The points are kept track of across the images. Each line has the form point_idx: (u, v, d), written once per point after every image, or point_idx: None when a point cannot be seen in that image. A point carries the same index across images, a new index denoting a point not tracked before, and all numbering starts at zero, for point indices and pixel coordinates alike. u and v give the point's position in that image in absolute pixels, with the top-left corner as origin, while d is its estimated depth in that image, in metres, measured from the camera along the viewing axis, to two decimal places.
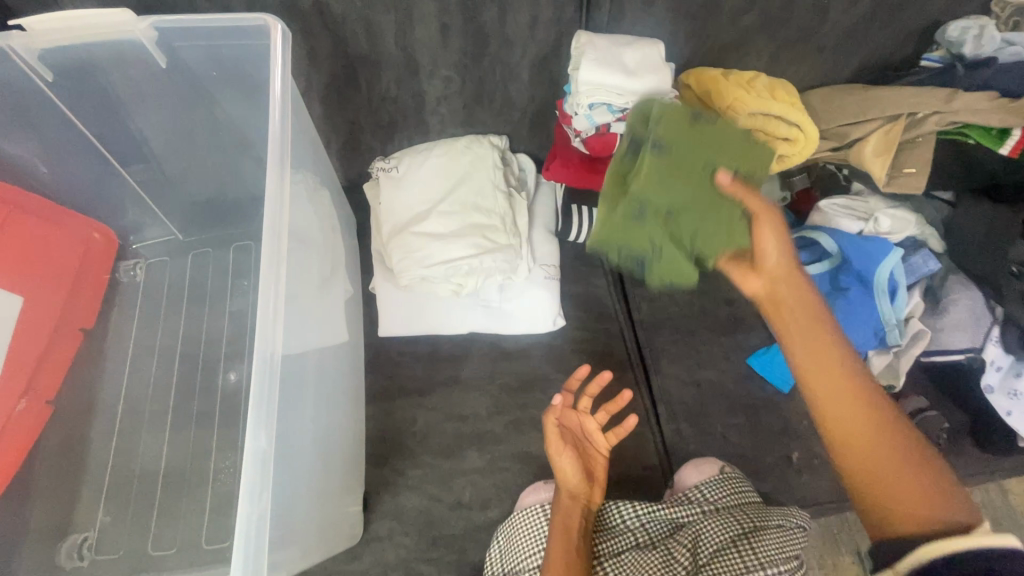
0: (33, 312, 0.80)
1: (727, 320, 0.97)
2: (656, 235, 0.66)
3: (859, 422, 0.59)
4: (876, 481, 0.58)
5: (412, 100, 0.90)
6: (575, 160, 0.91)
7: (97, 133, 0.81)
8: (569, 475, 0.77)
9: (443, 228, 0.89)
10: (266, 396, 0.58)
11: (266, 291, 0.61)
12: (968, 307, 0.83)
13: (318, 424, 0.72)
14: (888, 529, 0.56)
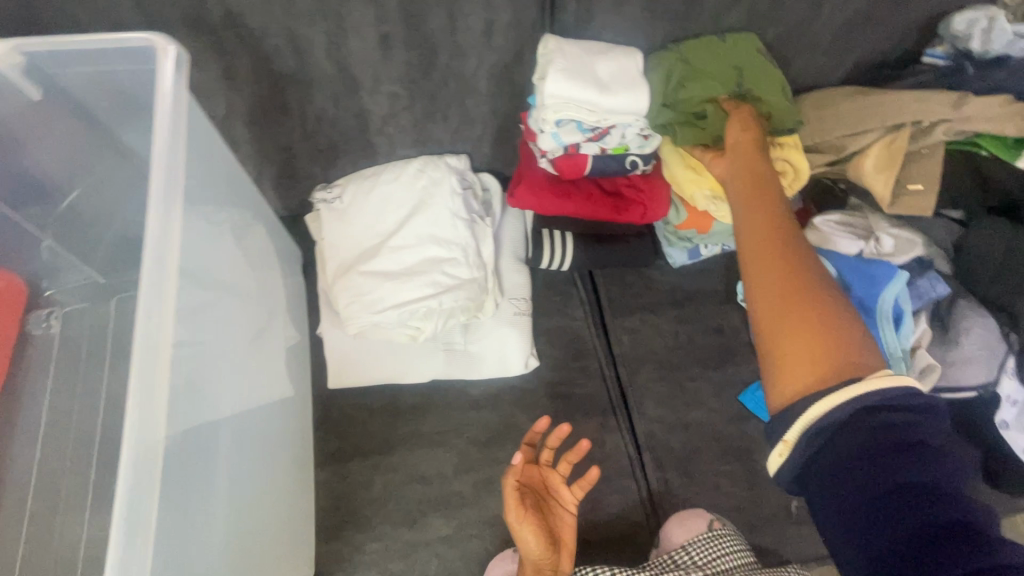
0: None
1: (717, 351, 0.88)
2: (672, 59, 0.74)
3: (791, 282, 0.55)
4: (798, 333, 0.53)
5: (353, 120, 0.79)
6: (542, 182, 0.80)
7: None
8: (533, 548, 0.68)
9: (395, 265, 0.79)
10: (136, 502, 0.46)
11: (137, 403, 0.49)
12: (979, 338, 0.74)
13: (236, 518, 0.61)
14: (796, 381, 0.52)
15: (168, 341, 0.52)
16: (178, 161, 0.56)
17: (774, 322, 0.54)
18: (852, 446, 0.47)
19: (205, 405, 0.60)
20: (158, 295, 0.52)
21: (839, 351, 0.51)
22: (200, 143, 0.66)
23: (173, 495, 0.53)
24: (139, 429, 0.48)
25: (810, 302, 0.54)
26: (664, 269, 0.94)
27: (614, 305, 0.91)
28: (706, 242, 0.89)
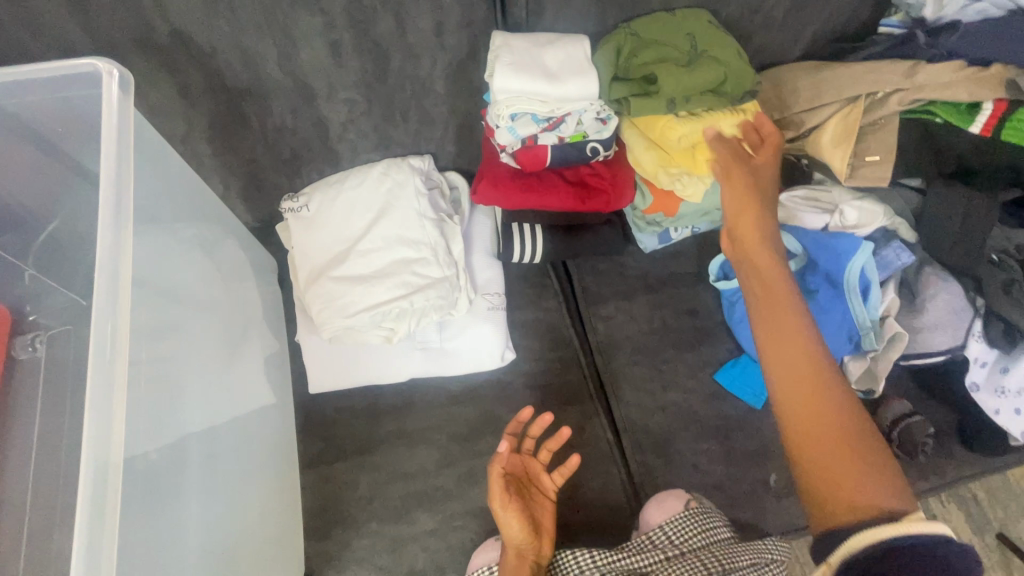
0: None
1: (692, 333, 0.89)
2: (631, 32, 0.74)
3: (820, 393, 0.57)
4: (818, 443, 0.56)
5: (314, 129, 0.79)
6: (506, 177, 0.81)
7: None
8: (517, 535, 0.69)
9: (365, 268, 0.80)
10: (96, 513, 0.48)
11: (95, 406, 0.51)
12: (947, 302, 0.75)
13: (209, 519, 0.64)
14: (829, 517, 0.54)
15: (120, 357, 0.54)
16: (124, 180, 0.57)
17: (808, 430, 0.57)
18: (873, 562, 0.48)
19: (169, 420, 0.62)
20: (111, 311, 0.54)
21: (865, 493, 0.53)
22: (160, 162, 0.67)
23: (133, 505, 0.55)
24: (97, 438, 0.50)
25: (840, 437, 0.55)
26: (637, 255, 0.95)
27: (587, 295, 0.92)
28: (675, 225, 0.90)
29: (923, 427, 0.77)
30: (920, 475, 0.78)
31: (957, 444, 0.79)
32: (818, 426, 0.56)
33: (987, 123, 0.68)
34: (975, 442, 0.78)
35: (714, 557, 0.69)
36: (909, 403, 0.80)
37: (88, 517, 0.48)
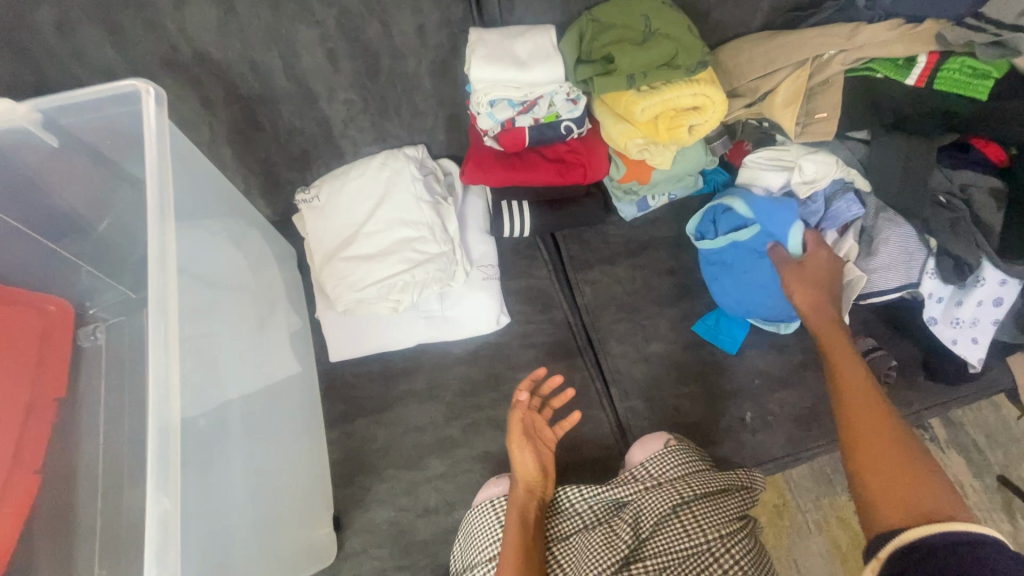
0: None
1: (671, 290, 0.97)
2: (591, 19, 0.81)
3: (872, 415, 0.70)
4: (870, 456, 0.67)
5: (318, 127, 0.90)
6: (490, 159, 0.90)
7: (16, 215, 0.76)
8: (530, 470, 0.76)
9: (372, 248, 0.90)
10: (161, 461, 0.55)
11: (155, 359, 0.58)
12: (898, 244, 0.81)
13: (252, 468, 0.74)
14: (884, 524, 0.61)
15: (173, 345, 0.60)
16: (166, 181, 0.66)
17: (863, 446, 0.68)
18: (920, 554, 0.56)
19: (211, 389, 0.72)
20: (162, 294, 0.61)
21: (922, 499, 0.61)
22: (189, 165, 0.79)
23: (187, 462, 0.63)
24: (161, 407, 0.57)
25: (895, 451, 0.66)
26: (619, 224, 1.04)
27: (575, 262, 1.01)
28: (652, 191, 0.98)
29: (885, 359, 0.85)
30: (885, 406, 0.85)
31: (922, 374, 0.87)
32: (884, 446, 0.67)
33: (920, 76, 0.75)
34: (937, 372, 0.85)
35: (691, 484, 0.72)
36: (873, 339, 0.88)
37: (158, 478, 0.54)
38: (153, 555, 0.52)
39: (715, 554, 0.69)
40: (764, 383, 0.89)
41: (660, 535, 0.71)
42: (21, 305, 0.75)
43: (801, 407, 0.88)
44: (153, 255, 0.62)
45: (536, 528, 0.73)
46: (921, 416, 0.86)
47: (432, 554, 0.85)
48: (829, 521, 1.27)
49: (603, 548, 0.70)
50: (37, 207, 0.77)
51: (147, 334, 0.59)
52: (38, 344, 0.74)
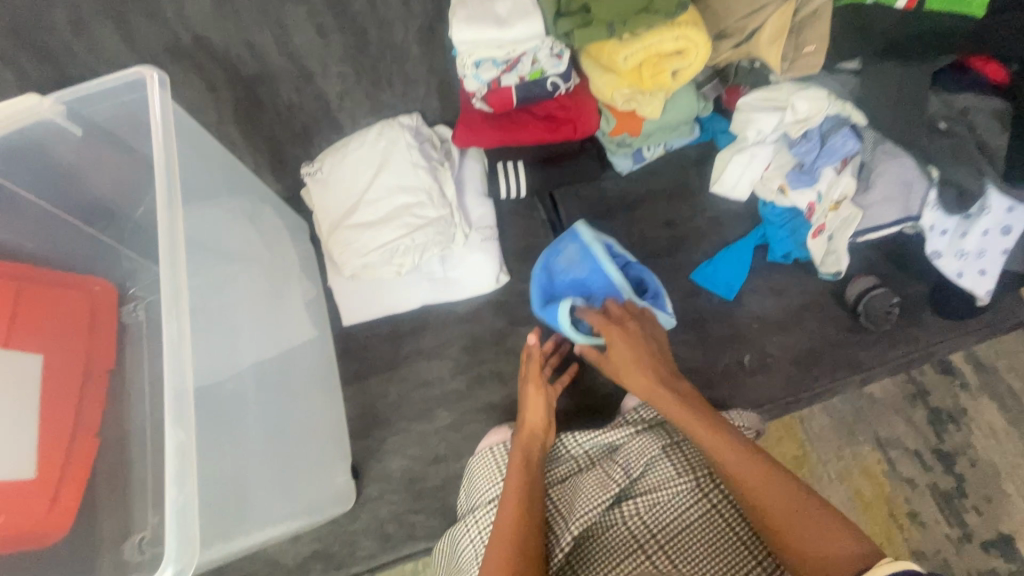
0: (55, 370, 0.77)
1: (668, 241, 0.98)
2: None
3: (763, 485, 0.64)
4: (782, 527, 0.62)
5: (317, 103, 0.95)
6: (480, 121, 0.93)
7: (54, 202, 0.84)
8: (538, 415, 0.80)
9: (373, 215, 0.95)
10: (181, 404, 0.57)
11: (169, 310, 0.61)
12: (897, 176, 0.79)
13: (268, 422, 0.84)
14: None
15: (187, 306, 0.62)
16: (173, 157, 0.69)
17: (767, 515, 0.64)
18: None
19: (215, 352, 0.78)
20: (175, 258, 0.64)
21: (830, 547, 0.59)
22: (201, 146, 0.84)
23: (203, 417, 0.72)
24: (174, 359, 0.58)
25: (795, 518, 0.62)
26: (615, 178, 1.04)
27: (567, 227, 1.01)
28: (646, 144, 0.98)
29: (887, 297, 0.85)
30: (889, 342, 0.87)
31: (928, 310, 0.87)
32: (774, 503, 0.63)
33: None
34: (944, 306, 0.85)
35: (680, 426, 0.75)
36: (875, 278, 0.88)
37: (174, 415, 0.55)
38: (173, 480, 0.52)
39: (702, 491, 0.72)
40: (762, 326, 0.90)
41: (650, 473, 0.74)
42: (68, 288, 0.83)
43: (801, 348, 0.88)
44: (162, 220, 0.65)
45: (539, 467, 0.75)
46: (928, 350, 0.87)
47: (443, 498, 0.91)
48: (852, 471, 1.22)
49: (595, 485, 0.72)
50: (71, 195, 0.86)
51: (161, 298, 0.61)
52: (88, 318, 0.84)
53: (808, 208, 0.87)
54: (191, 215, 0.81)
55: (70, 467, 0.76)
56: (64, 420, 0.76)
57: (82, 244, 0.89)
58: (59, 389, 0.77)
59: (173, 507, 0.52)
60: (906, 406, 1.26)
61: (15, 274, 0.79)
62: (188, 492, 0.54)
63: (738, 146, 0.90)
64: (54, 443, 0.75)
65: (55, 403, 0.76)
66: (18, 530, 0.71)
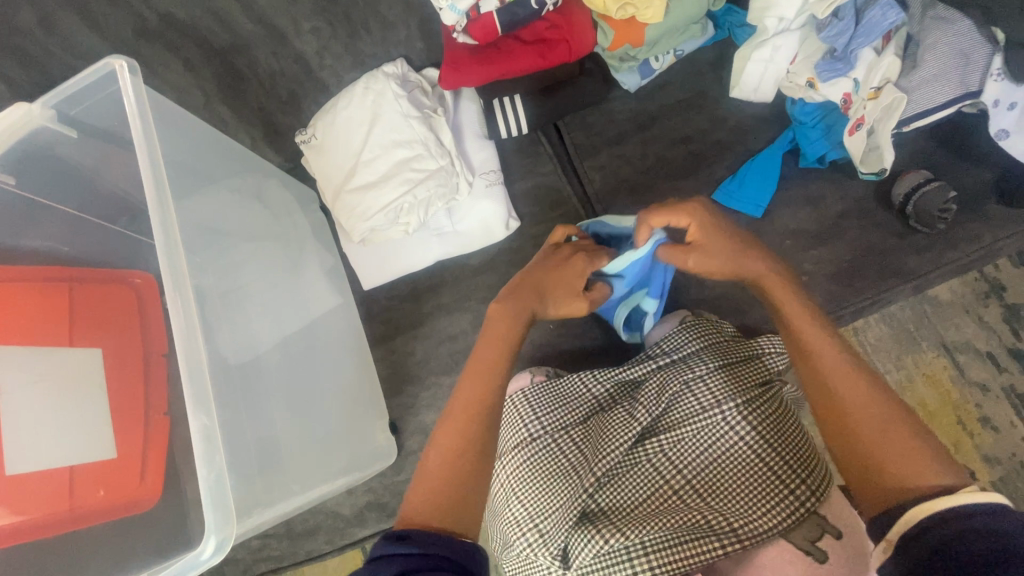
0: (114, 358, 0.79)
1: (686, 161, 0.91)
2: None
3: (861, 399, 0.62)
4: (859, 437, 0.60)
5: (297, 64, 0.91)
6: (464, 56, 0.84)
7: (77, 205, 0.84)
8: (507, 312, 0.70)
9: (372, 175, 0.91)
10: (200, 393, 0.61)
11: (176, 304, 0.63)
12: (951, 47, 0.66)
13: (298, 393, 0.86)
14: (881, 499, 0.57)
15: (193, 297, 0.65)
16: (156, 151, 0.68)
17: (852, 426, 0.61)
18: (928, 542, 0.51)
19: (237, 335, 0.81)
20: (176, 261, 0.65)
21: (913, 468, 0.57)
22: (201, 130, 0.82)
23: (227, 395, 0.74)
24: (190, 355, 0.62)
25: (881, 434, 0.60)
26: (623, 98, 0.95)
27: (579, 160, 0.95)
28: (652, 53, 0.87)
29: (941, 192, 0.75)
30: (946, 245, 0.78)
31: (994, 201, 0.77)
32: (871, 410, 0.61)
33: None
34: (1011, 197, 0.75)
35: (705, 359, 0.72)
36: (928, 171, 0.78)
37: (197, 403, 0.60)
38: (202, 460, 0.59)
39: (729, 423, 0.69)
40: (797, 242, 0.83)
41: (674, 409, 0.72)
42: (113, 281, 0.85)
43: (841, 262, 0.81)
44: (151, 206, 0.66)
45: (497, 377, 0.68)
46: (993, 248, 0.77)
47: None
48: (913, 381, 1.14)
49: (618, 426, 0.72)
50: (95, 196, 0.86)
51: (166, 293, 0.64)
52: (138, 307, 0.85)
53: (843, 100, 0.76)
54: (195, 202, 0.81)
55: (150, 444, 0.80)
56: (136, 404, 0.79)
57: (113, 241, 0.89)
58: (124, 377, 0.79)
59: (205, 482, 0.58)
60: (977, 306, 1.15)
61: (63, 274, 0.81)
62: (216, 467, 0.59)
63: (758, 39, 0.79)
64: (132, 426, 0.78)
65: (123, 388, 0.79)
66: (118, 499, 0.77)
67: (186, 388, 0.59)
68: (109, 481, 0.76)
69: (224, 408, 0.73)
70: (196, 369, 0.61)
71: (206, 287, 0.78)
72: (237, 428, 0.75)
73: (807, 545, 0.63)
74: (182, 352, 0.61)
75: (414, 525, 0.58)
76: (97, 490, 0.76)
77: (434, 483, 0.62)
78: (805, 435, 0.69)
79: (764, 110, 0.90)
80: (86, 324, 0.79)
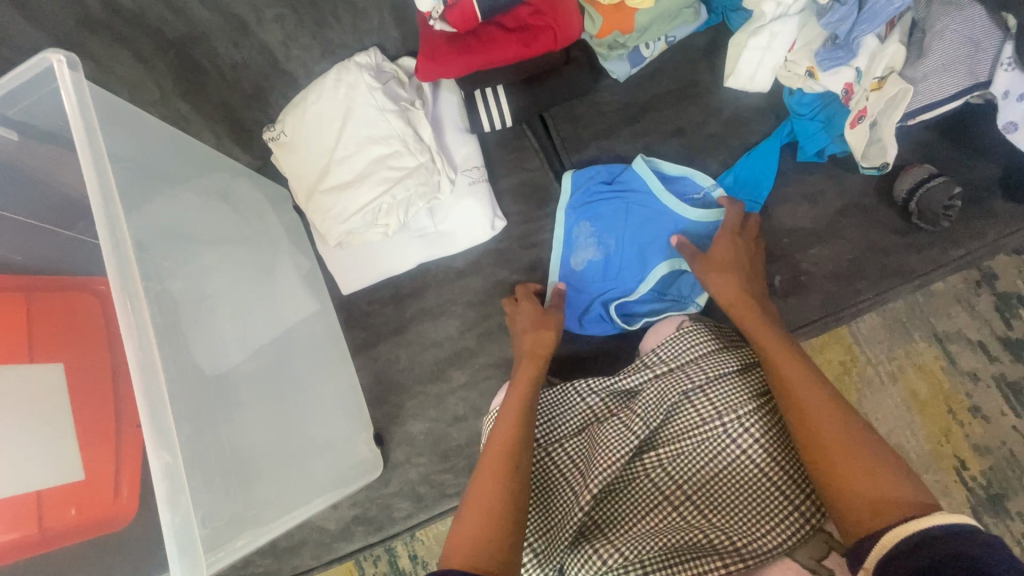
0: (77, 379, 0.72)
1: (679, 154, 0.87)
2: None
3: (839, 430, 0.59)
4: (833, 461, 0.58)
5: (261, 56, 0.84)
6: (443, 46, 0.78)
7: (30, 212, 0.76)
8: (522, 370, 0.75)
9: (346, 174, 0.85)
10: (160, 430, 0.56)
11: (129, 322, 0.58)
12: (960, 35, 0.62)
13: (276, 410, 0.81)
14: (859, 529, 0.54)
15: (147, 304, 0.60)
16: (102, 160, 0.61)
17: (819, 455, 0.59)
18: (900, 573, 0.48)
19: (214, 345, 0.76)
20: (131, 283, 0.60)
21: (889, 491, 0.55)
22: (156, 129, 0.75)
23: (200, 414, 0.69)
24: (150, 387, 0.57)
25: (850, 452, 0.58)
26: (612, 88, 0.91)
27: (568, 156, 0.91)
28: (642, 40, 0.82)
29: (947, 187, 0.73)
30: (948, 242, 0.75)
31: (999, 196, 0.74)
32: (837, 430, 0.59)
33: None
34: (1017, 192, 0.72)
35: (705, 367, 0.69)
36: (933, 166, 0.75)
37: (157, 441, 0.56)
38: (165, 503, 0.55)
39: (731, 436, 0.66)
40: (795, 240, 0.80)
41: (673, 421, 0.69)
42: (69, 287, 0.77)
43: (841, 261, 0.78)
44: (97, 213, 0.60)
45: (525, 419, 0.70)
46: (997, 244, 0.75)
47: (469, 455, 0.92)
48: (905, 371, 1.10)
49: (614, 439, 0.69)
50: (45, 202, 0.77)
51: (118, 309, 0.58)
52: (104, 323, 0.78)
53: (845, 91, 0.72)
54: (160, 203, 0.75)
55: (124, 457, 0.74)
56: (105, 420, 0.73)
57: (67, 246, 0.80)
58: (89, 392, 0.73)
59: (169, 528, 0.55)
60: (968, 294, 1.10)
61: (17, 283, 0.74)
62: (182, 511, 0.56)
63: (755, 25, 0.74)
64: (99, 453, 0.72)
65: (89, 401, 0.72)
66: (92, 516, 0.71)
67: (147, 425, 0.55)
68: (81, 498, 0.70)
69: (201, 429, 0.69)
70: (155, 404, 0.57)
71: (177, 296, 0.72)
72: (217, 445, 0.71)
73: (814, 563, 0.60)
74: (141, 388, 0.56)
75: (463, 569, 0.58)
76: (68, 509, 0.70)
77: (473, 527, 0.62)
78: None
79: (759, 100, 0.86)
80: (44, 343, 0.72)
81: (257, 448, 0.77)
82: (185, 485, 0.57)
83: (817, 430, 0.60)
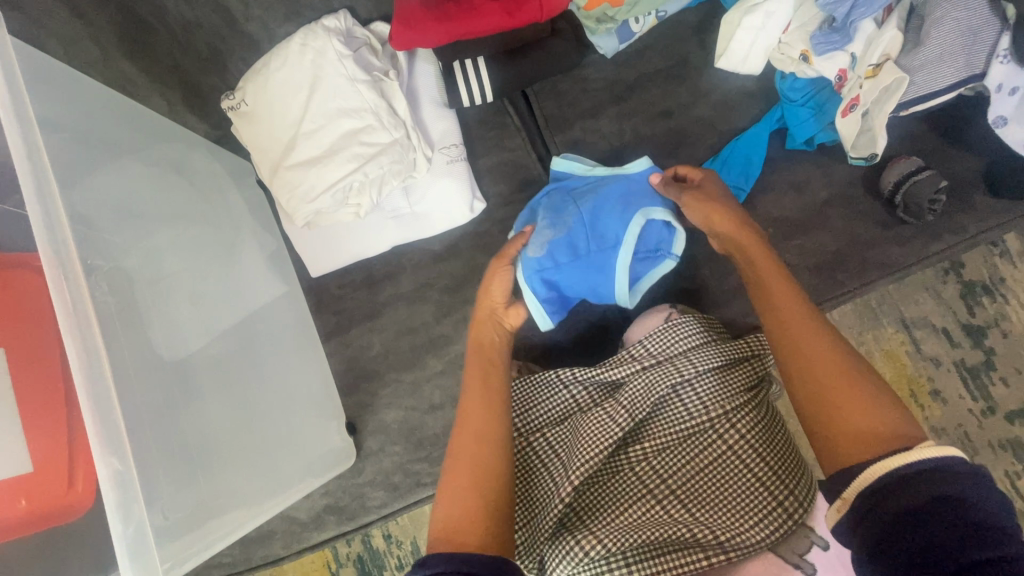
0: (23, 365, 0.63)
1: (667, 136, 0.84)
2: None
3: (833, 367, 0.58)
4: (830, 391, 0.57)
5: (216, 15, 0.77)
6: (419, 11, 0.72)
7: None
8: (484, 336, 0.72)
9: (315, 149, 0.79)
10: (114, 441, 0.54)
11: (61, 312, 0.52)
12: (959, 24, 0.60)
13: (242, 403, 0.76)
14: (840, 463, 0.55)
15: (86, 289, 0.55)
16: (34, 134, 0.55)
17: (812, 393, 0.58)
18: (888, 509, 0.48)
19: (174, 332, 0.71)
20: (74, 280, 0.55)
21: (878, 424, 0.54)
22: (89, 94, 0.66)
23: (155, 408, 0.64)
24: (95, 380, 0.54)
25: (841, 385, 0.57)
26: (599, 64, 0.86)
27: (552, 136, 0.87)
28: (632, 14, 0.77)
29: (933, 180, 0.72)
30: (931, 235, 0.75)
31: (982, 191, 0.74)
32: (829, 367, 0.58)
33: None
34: (1000, 187, 0.72)
35: (694, 360, 0.68)
36: (920, 159, 0.75)
37: (107, 449, 0.53)
38: (116, 513, 0.53)
39: (717, 431, 0.66)
40: (780, 230, 0.79)
41: (659, 415, 0.69)
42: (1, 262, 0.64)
43: (825, 253, 0.77)
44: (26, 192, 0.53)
45: (493, 377, 0.68)
46: (978, 239, 0.75)
47: (445, 444, 0.90)
48: (872, 357, 1.12)
49: (598, 429, 0.67)
50: None
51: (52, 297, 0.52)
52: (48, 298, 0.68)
53: (839, 77, 0.71)
54: (104, 179, 0.67)
55: (76, 443, 0.66)
56: (58, 407, 0.65)
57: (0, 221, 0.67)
58: (32, 375, 0.63)
59: (122, 540, 0.52)
60: (936, 282, 1.12)
61: None
62: (135, 518, 0.54)
63: (748, 4, 0.72)
64: (53, 445, 0.64)
65: (38, 391, 0.63)
66: (45, 508, 0.63)
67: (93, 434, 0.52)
68: (31, 489, 0.62)
69: (158, 423, 0.64)
70: (102, 403, 0.54)
71: (129, 271, 0.67)
72: (180, 428, 0.67)
73: (797, 558, 0.63)
74: (84, 385, 0.53)
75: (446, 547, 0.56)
76: (17, 501, 0.62)
77: (458, 504, 0.60)
78: (792, 446, 0.67)
79: (750, 84, 0.83)
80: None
81: (220, 446, 0.72)
82: (138, 494, 0.55)
83: (809, 364, 0.59)
